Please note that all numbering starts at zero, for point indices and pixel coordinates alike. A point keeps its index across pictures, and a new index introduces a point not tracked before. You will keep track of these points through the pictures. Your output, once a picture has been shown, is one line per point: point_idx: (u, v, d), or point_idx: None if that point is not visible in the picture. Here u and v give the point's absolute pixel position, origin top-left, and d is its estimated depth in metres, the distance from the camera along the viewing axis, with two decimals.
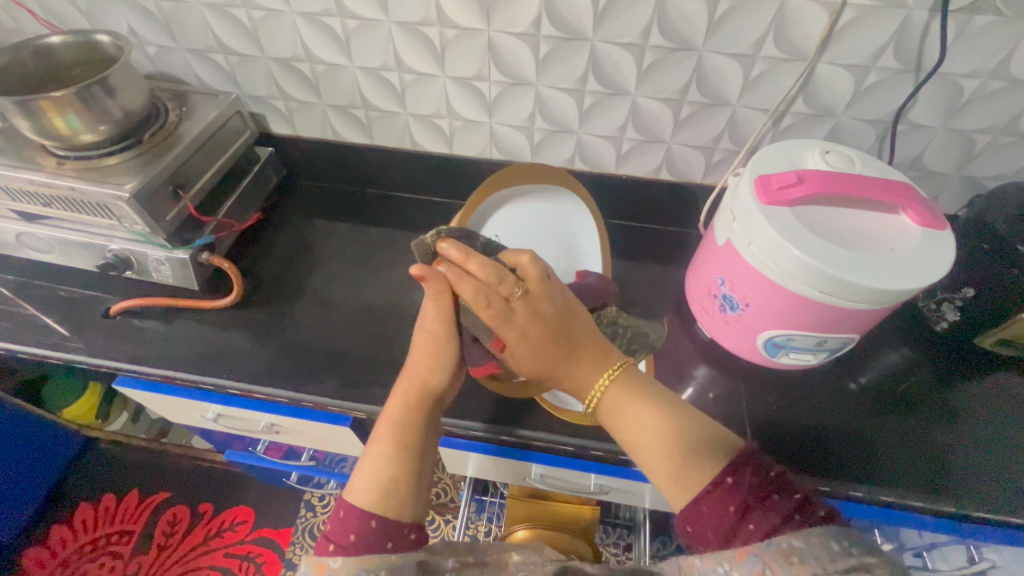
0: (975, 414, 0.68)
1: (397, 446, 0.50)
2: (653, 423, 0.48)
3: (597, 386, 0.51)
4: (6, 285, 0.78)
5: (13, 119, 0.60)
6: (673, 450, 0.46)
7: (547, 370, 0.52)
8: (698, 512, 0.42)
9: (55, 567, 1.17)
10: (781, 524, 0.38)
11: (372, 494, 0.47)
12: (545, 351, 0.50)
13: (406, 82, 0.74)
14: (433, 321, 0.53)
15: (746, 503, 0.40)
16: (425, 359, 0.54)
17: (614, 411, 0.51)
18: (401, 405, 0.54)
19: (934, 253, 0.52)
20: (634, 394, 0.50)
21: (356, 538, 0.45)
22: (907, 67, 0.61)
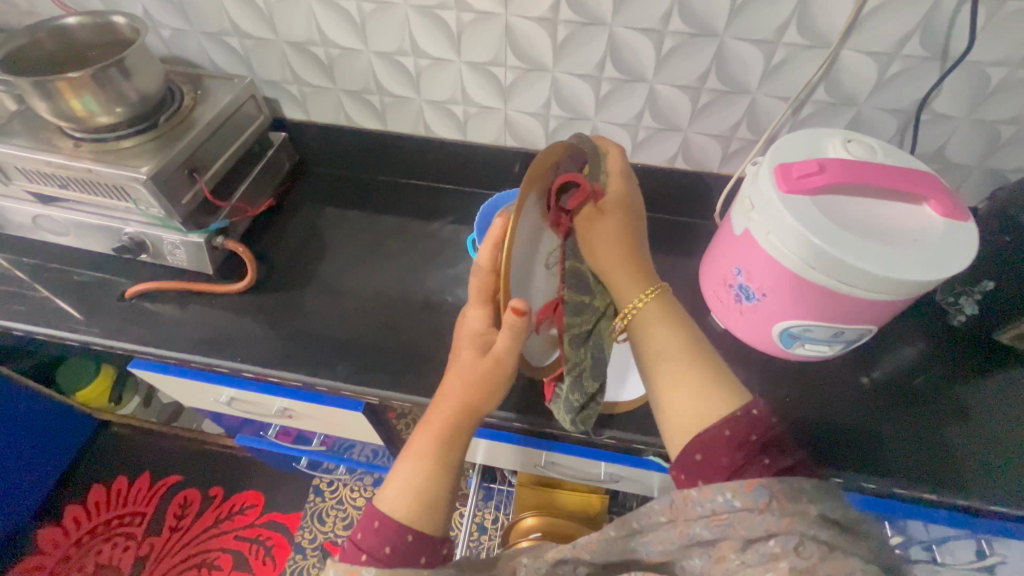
0: (990, 409, 0.67)
1: (440, 467, 0.47)
2: (676, 341, 0.47)
3: (632, 304, 0.50)
4: (22, 268, 0.78)
5: (30, 100, 0.60)
6: (693, 381, 0.44)
7: (598, 263, 0.51)
8: (712, 437, 0.40)
9: (69, 546, 1.19)
10: (793, 466, 0.38)
11: (412, 510, 0.45)
12: (610, 250, 0.51)
13: (421, 67, 0.74)
14: (498, 353, 0.47)
15: (763, 441, 0.39)
16: (484, 380, 0.49)
17: (647, 326, 0.49)
18: (449, 412, 0.49)
19: (957, 244, 0.51)
20: (666, 313, 0.49)
21: (390, 554, 0.44)
22: (932, 55, 0.60)
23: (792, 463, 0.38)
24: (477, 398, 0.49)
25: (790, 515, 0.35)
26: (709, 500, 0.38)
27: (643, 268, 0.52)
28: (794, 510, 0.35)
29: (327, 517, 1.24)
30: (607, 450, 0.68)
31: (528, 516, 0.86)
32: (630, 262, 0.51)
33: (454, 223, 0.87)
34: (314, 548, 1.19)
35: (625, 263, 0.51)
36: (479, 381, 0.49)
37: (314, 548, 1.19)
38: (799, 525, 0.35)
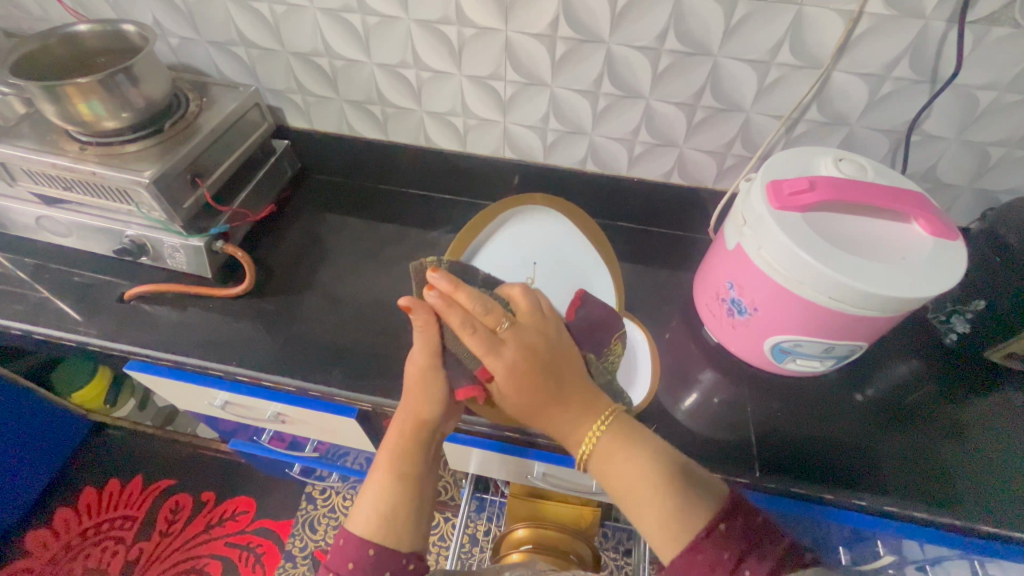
0: (982, 428, 0.67)
1: (395, 475, 0.50)
2: (633, 469, 0.46)
3: (585, 441, 0.48)
4: (24, 268, 0.79)
5: (38, 104, 0.62)
6: (663, 493, 0.44)
7: (534, 421, 0.49)
8: (689, 560, 0.40)
9: (58, 549, 1.18)
10: (777, 569, 0.37)
11: (374, 526, 0.48)
12: (536, 392, 0.47)
13: (423, 79, 0.75)
14: (417, 353, 0.50)
15: (739, 551, 0.39)
16: (416, 390, 0.51)
17: (602, 462, 0.47)
18: (400, 428, 0.52)
19: (945, 263, 0.52)
20: (624, 440, 0.48)
21: (354, 567, 0.45)
22: (922, 78, 0.61)
23: (773, 565, 0.37)
24: (418, 406, 0.52)
25: None
26: None
27: (584, 395, 0.49)
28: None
29: (318, 525, 1.23)
30: None
31: (518, 528, 0.85)
32: (563, 407, 0.48)
33: (452, 232, 0.88)
34: (304, 557, 1.19)
35: (561, 407, 0.48)
36: (413, 388, 0.51)
37: (304, 557, 1.18)
38: None
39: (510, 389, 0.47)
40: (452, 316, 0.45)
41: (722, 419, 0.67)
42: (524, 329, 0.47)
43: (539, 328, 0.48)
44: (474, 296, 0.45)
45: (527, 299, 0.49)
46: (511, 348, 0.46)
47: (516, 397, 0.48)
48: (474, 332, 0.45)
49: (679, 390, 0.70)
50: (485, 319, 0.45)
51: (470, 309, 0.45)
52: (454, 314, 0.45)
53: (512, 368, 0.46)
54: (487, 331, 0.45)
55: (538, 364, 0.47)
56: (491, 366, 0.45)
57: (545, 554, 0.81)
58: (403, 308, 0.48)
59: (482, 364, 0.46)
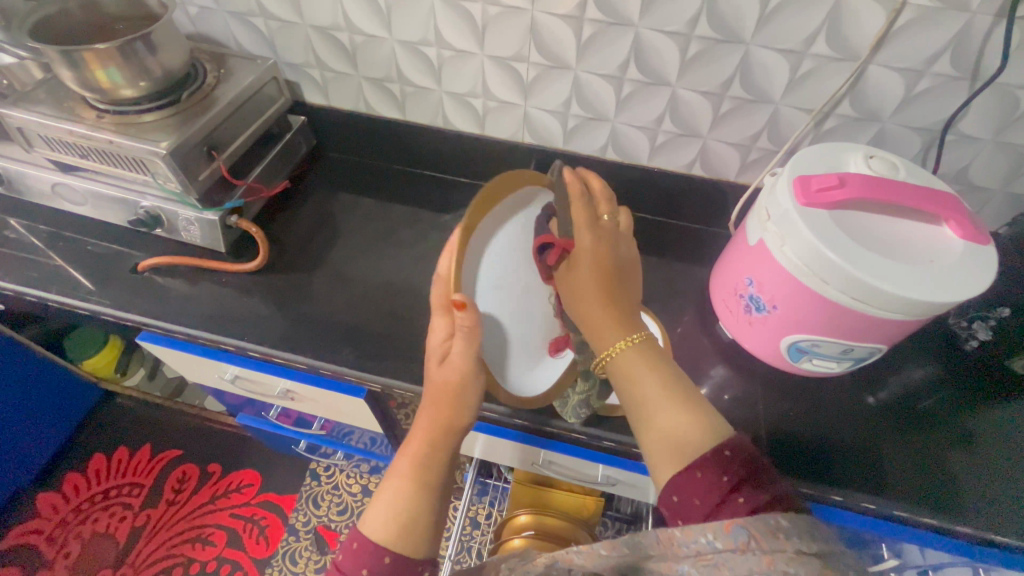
0: (995, 437, 0.66)
1: (417, 484, 0.50)
2: (654, 381, 0.46)
3: (613, 347, 0.48)
4: (39, 235, 0.79)
5: (56, 69, 0.61)
6: (672, 415, 0.44)
7: (576, 306, 0.50)
8: (687, 477, 0.40)
9: (67, 512, 1.20)
10: (769, 502, 0.38)
11: (390, 533, 0.47)
12: (601, 281, 0.50)
13: (444, 58, 0.74)
14: (458, 356, 0.49)
15: (736, 477, 0.39)
16: (447, 396, 0.51)
17: (627, 370, 0.48)
18: (427, 435, 0.52)
19: (973, 267, 0.51)
20: (648, 358, 0.48)
21: (368, 574, 0.45)
22: (962, 75, 0.59)
23: (769, 498, 0.38)
24: (448, 414, 0.51)
25: (770, 554, 0.34)
26: (692, 541, 0.37)
27: (630, 311, 0.51)
28: (773, 547, 0.34)
29: (322, 501, 1.25)
30: (603, 453, 0.68)
31: (521, 514, 0.86)
32: (614, 305, 0.50)
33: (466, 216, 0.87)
34: (307, 531, 1.20)
35: (608, 306, 0.50)
36: (442, 394, 0.51)
37: (307, 531, 1.20)
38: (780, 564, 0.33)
39: (577, 263, 0.49)
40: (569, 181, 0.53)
41: (732, 416, 0.66)
42: (616, 234, 0.52)
43: (623, 242, 0.53)
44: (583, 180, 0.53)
45: (627, 216, 0.55)
46: (607, 230, 0.51)
47: (577, 281, 0.50)
48: (586, 206, 0.51)
49: None
50: (591, 203, 0.53)
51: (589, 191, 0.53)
52: (575, 180, 0.53)
53: (601, 252, 0.50)
54: (593, 210, 0.51)
55: (610, 273, 0.50)
56: (582, 237, 0.50)
57: (546, 541, 0.81)
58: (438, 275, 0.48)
59: (575, 234, 0.50)
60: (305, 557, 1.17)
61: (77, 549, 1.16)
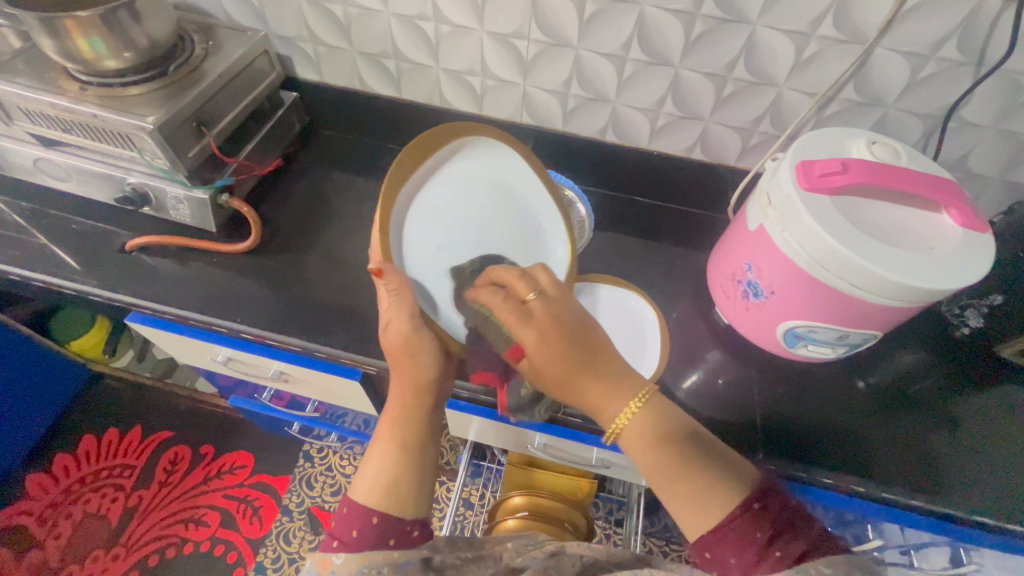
0: (981, 423, 0.67)
1: (398, 445, 0.50)
2: (666, 451, 0.46)
3: (617, 421, 0.47)
4: (22, 213, 0.77)
5: (35, 37, 0.58)
6: (694, 481, 0.44)
7: (563, 389, 0.48)
8: (720, 536, 0.41)
9: (58, 493, 1.20)
10: (806, 552, 0.39)
11: (377, 496, 0.48)
12: (566, 358, 0.46)
13: (442, 34, 0.72)
14: (398, 322, 0.49)
15: (772, 531, 0.40)
16: (406, 352, 0.50)
17: (636, 443, 0.47)
18: (399, 397, 0.52)
19: (971, 255, 0.51)
20: (656, 419, 0.48)
21: (358, 536, 0.46)
22: (967, 60, 0.58)
23: (806, 547, 0.39)
24: (414, 370, 0.51)
25: None
26: None
27: (609, 366, 0.48)
28: None
29: (315, 482, 1.25)
30: (598, 436, 0.68)
31: (516, 495, 0.87)
32: (597, 375, 0.47)
33: None
34: (301, 512, 1.21)
35: (592, 376, 0.48)
36: (399, 355, 0.51)
37: (301, 512, 1.21)
38: None
39: (541, 364, 0.46)
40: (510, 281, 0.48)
41: (727, 401, 0.67)
42: (555, 301, 0.47)
43: (568, 301, 0.48)
44: (490, 293, 0.48)
45: (548, 273, 0.49)
46: (543, 316, 0.46)
47: (547, 377, 0.48)
48: (506, 301, 0.47)
49: (685, 368, 0.69)
50: (519, 286, 0.48)
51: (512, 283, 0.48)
52: (488, 292, 0.48)
53: (558, 323, 0.46)
54: (519, 299, 0.47)
55: (569, 343, 0.46)
56: (524, 336, 0.46)
57: (540, 522, 0.82)
58: (370, 271, 0.47)
59: (514, 331, 0.46)
60: (299, 537, 1.18)
61: (68, 529, 1.16)
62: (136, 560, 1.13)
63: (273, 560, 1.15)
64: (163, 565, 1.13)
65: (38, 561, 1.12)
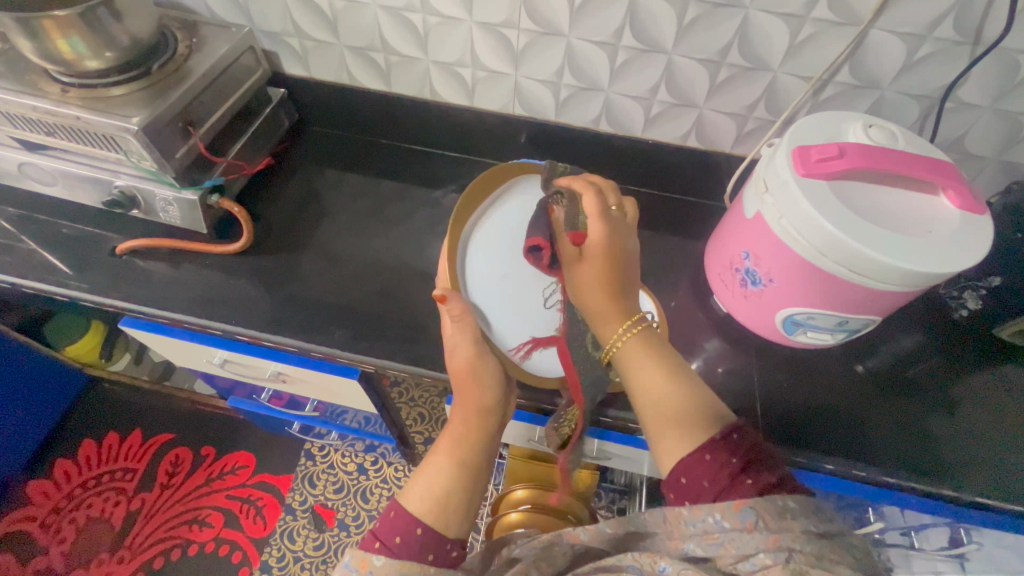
0: (977, 405, 0.67)
1: (455, 461, 0.50)
2: (663, 372, 0.47)
3: (614, 338, 0.49)
4: (9, 218, 0.76)
5: (13, 39, 0.57)
6: (685, 402, 0.45)
7: (583, 293, 0.51)
8: (698, 457, 0.42)
9: (60, 498, 1.20)
10: (774, 483, 0.40)
11: (426, 506, 0.47)
12: (605, 271, 0.50)
13: (430, 26, 0.71)
14: (461, 345, 0.54)
15: (747, 459, 0.41)
16: (473, 376, 0.54)
17: (635, 360, 0.48)
18: (461, 418, 0.53)
19: (968, 237, 0.50)
20: (657, 346, 0.49)
21: (401, 543, 0.44)
22: (964, 39, 0.58)
23: (774, 480, 0.40)
24: (477, 395, 0.54)
25: (776, 532, 0.37)
26: (701, 520, 0.40)
27: (633, 297, 0.51)
28: (780, 527, 0.38)
29: (318, 480, 1.25)
30: (600, 428, 0.68)
31: (518, 488, 0.86)
32: (619, 292, 0.50)
33: (456, 192, 0.84)
34: (304, 510, 1.21)
35: (614, 295, 0.50)
36: (465, 375, 0.54)
37: (304, 510, 1.21)
38: (785, 541, 0.37)
39: (590, 258, 0.50)
40: (591, 195, 0.53)
41: (727, 389, 0.67)
42: (618, 222, 0.53)
43: (629, 232, 0.53)
44: (592, 200, 0.52)
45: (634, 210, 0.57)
46: (605, 225, 0.51)
47: (579, 279, 0.50)
48: (597, 195, 0.53)
49: (684, 357, 0.69)
50: (604, 197, 0.54)
51: (595, 194, 0.53)
52: (587, 193, 0.53)
53: (609, 240, 0.50)
54: (607, 203, 0.53)
55: (620, 256, 0.51)
56: (596, 228, 0.51)
57: (544, 515, 0.83)
58: (436, 297, 0.53)
59: (587, 223, 0.51)
60: (303, 535, 1.18)
61: (72, 534, 1.16)
62: (140, 563, 1.13)
63: (278, 559, 1.15)
64: (168, 567, 1.13)
65: (43, 566, 1.12)
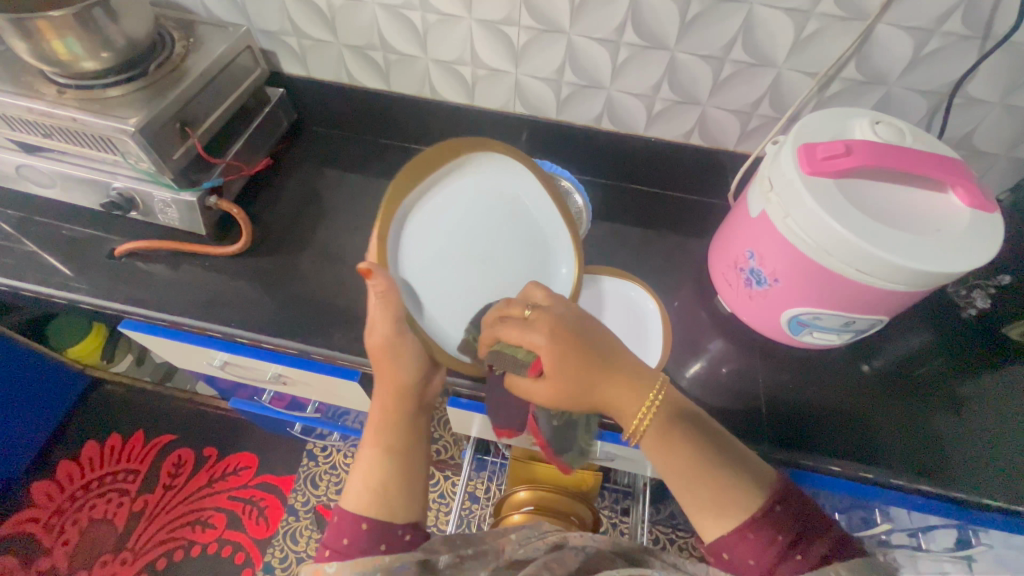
0: (986, 405, 0.66)
1: (383, 449, 0.50)
2: (686, 448, 0.45)
3: (638, 422, 0.46)
4: (8, 221, 0.75)
5: (9, 40, 0.56)
6: (720, 479, 0.43)
7: (579, 400, 0.47)
8: (740, 537, 0.41)
9: (63, 499, 1.20)
10: (827, 555, 0.39)
11: (365, 501, 0.47)
12: (577, 371, 0.45)
13: (429, 24, 0.70)
14: (381, 322, 0.48)
15: (795, 533, 0.40)
16: (386, 362, 0.50)
17: (658, 441, 0.46)
18: (381, 401, 0.52)
19: (979, 236, 0.49)
20: (676, 416, 0.46)
21: (349, 543, 0.45)
22: (973, 34, 0.57)
23: (826, 552, 0.40)
24: (392, 374, 0.50)
25: None
26: None
27: (625, 368, 0.47)
28: None
29: (320, 481, 1.25)
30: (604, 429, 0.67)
31: (520, 490, 0.86)
32: (614, 378, 0.46)
33: None
34: (307, 511, 1.21)
35: (613, 379, 0.46)
36: (384, 360, 0.50)
37: (306, 511, 1.21)
38: None
39: (557, 377, 0.45)
40: (515, 333, 0.45)
41: (732, 390, 0.66)
42: (552, 308, 0.47)
43: (563, 304, 0.48)
44: (512, 325, 0.46)
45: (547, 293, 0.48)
46: (547, 327, 0.45)
47: (550, 399, 0.47)
48: (512, 320, 0.46)
49: (688, 358, 0.68)
50: (512, 313, 0.47)
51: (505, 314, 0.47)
52: (513, 329, 0.46)
53: (566, 324, 0.46)
54: (520, 315, 0.46)
55: (587, 348, 0.45)
56: (538, 341, 0.45)
57: (548, 515, 0.82)
58: (359, 272, 0.45)
59: (535, 345, 0.45)
60: (306, 536, 1.18)
61: (76, 535, 1.16)
62: (143, 565, 1.13)
63: (281, 560, 1.15)
64: (171, 568, 1.13)
65: (47, 567, 1.12)
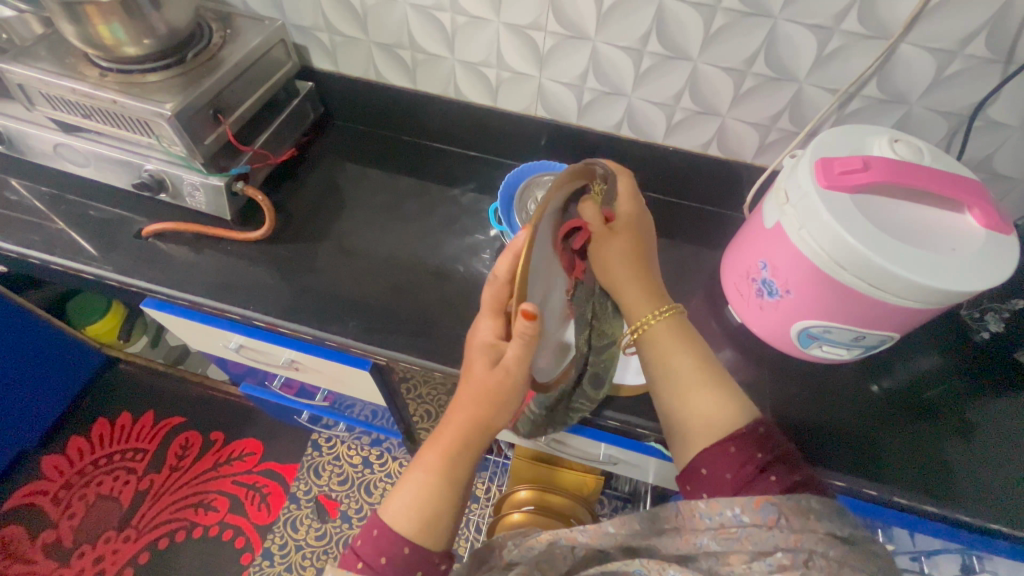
0: (996, 430, 0.66)
1: (443, 479, 0.48)
2: (689, 361, 0.49)
3: (648, 317, 0.52)
4: (41, 197, 0.78)
5: (58, 23, 0.59)
6: (711, 392, 0.47)
7: (612, 280, 0.54)
8: (723, 448, 0.43)
9: (72, 474, 1.22)
10: (797, 482, 0.41)
11: (414, 526, 0.46)
12: (631, 252, 0.54)
13: (458, 25, 0.72)
14: (511, 364, 0.44)
15: (771, 455, 0.43)
16: (489, 398, 0.47)
17: (662, 344, 0.50)
18: (459, 430, 0.49)
19: (993, 258, 0.50)
20: (680, 334, 0.51)
21: (387, 564, 0.45)
22: (996, 58, 0.57)
23: (800, 479, 0.42)
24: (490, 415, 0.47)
25: (798, 532, 0.39)
26: (718, 514, 0.41)
27: (660, 291, 0.55)
28: (804, 527, 0.39)
29: (323, 471, 1.26)
30: (609, 433, 0.68)
31: (521, 489, 0.86)
32: (647, 281, 0.54)
33: (474, 191, 0.85)
34: (308, 500, 1.22)
35: (641, 280, 0.54)
36: (482, 396, 0.47)
37: (308, 500, 1.22)
38: (807, 543, 0.38)
39: (619, 230, 0.54)
40: (591, 179, 0.50)
41: None
42: (628, 228, 0.55)
43: (645, 218, 0.57)
44: (627, 184, 0.56)
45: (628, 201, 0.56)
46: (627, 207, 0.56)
47: (606, 257, 0.53)
48: (593, 206, 0.50)
49: None
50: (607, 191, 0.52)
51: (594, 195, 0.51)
52: (592, 206, 0.50)
53: (634, 220, 0.56)
54: (630, 195, 0.56)
55: (642, 246, 0.55)
56: (623, 204, 0.55)
57: (547, 516, 0.82)
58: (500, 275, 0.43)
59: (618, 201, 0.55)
60: (305, 525, 1.19)
61: (82, 510, 1.18)
62: (145, 544, 1.15)
63: (281, 547, 1.16)
64: (173, 548, 1.15)
65: (53, 540, 1.14)
